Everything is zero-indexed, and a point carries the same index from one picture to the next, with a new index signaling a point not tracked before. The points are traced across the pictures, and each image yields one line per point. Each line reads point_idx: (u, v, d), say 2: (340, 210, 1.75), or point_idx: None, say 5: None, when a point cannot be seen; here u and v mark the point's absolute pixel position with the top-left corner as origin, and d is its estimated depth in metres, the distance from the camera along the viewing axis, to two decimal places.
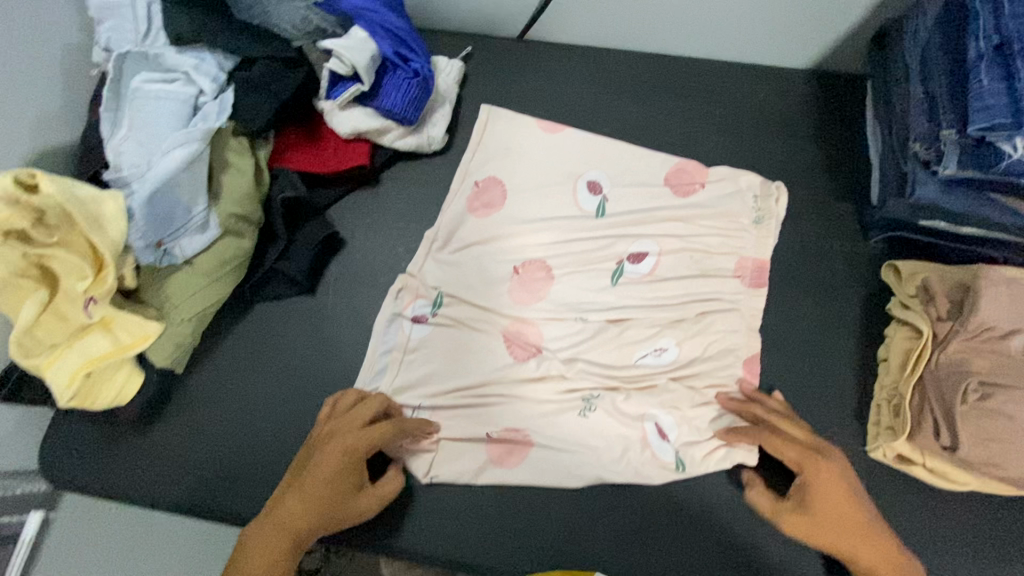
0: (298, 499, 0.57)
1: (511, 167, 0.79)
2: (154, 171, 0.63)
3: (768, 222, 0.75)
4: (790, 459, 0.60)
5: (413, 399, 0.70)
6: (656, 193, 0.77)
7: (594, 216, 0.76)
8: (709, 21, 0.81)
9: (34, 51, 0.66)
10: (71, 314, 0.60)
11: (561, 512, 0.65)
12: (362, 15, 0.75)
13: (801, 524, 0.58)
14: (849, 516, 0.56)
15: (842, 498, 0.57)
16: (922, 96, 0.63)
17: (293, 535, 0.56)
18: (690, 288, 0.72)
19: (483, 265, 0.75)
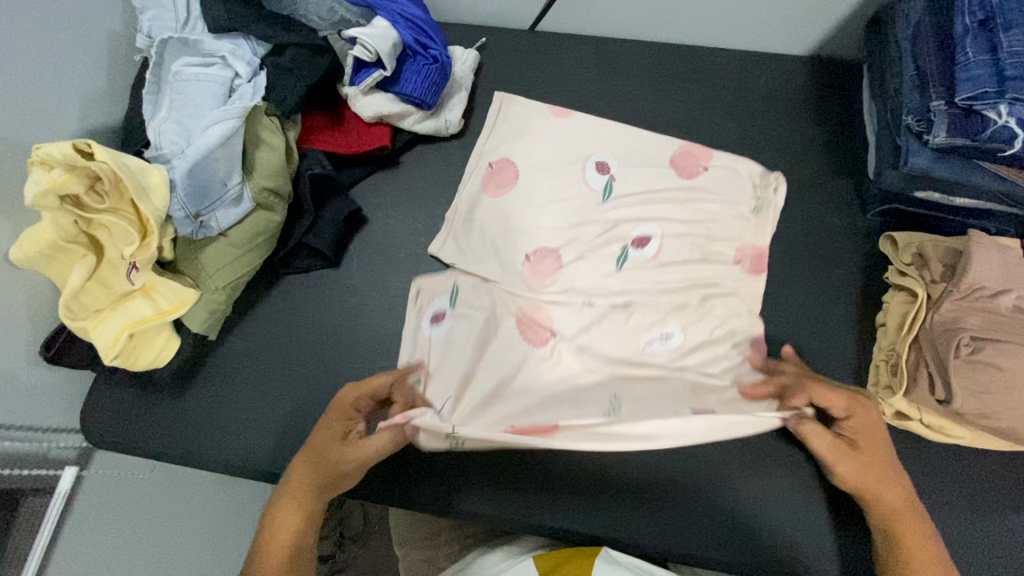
0: (309, 462, 0.59)
1: (524, 150, 0.83)
2: (194, 146, 0.68)
3: (766, 213, 0.77)
4: (837, 405, 0.61)
5: (440, 398, 0.70)
6: (662, 175, 0.80)
7: (601, 200, 0.80)
8: (711, 9, 0.86)
9: (83, 38, 0.71)
10: (115, 281, 0.66)
11: (573, 467, 0.68)
12: (384, 6, 0.81)
13: (845, 463, 0.59)
14: (872, 469, 0.59)
15: (876, 455, 0.60)
16: (914, 72, 0.67)
17: (310, 500, 0.59)
18: (690, 273, 0.76)
19: (498, 244, 0.79)
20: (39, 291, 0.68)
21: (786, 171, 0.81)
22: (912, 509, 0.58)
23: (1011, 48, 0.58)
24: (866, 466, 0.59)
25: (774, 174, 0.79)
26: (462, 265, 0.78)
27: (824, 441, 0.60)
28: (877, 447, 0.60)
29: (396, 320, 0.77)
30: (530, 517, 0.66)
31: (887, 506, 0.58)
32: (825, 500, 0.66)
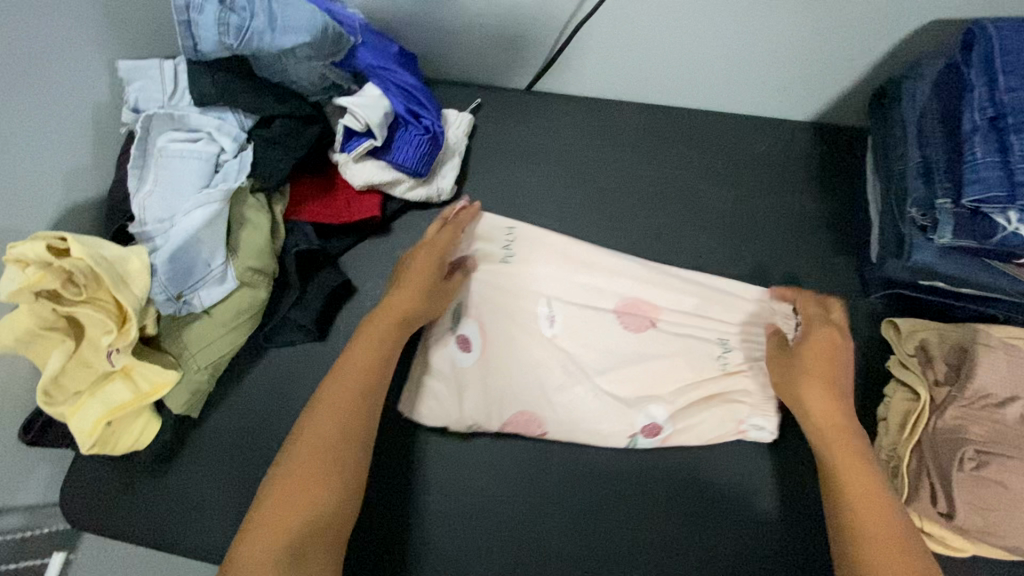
0: (371, 340, 0.63)
1: (511, 282, 0.76)
2: (177, 228, 0.67)
3: None
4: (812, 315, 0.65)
5: (484, 387, 0.72)
6: (661, 297, 0.75)
7: (592, 323, 0.74)
8: (713, 75, 0.83)
9: (68, 113, 0.70)
10: (95, 361, 0.64)
11: (564, 467, 0.70)
12: (376, 73, 0.79)
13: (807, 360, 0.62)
14: (823, 379, 0.61)
15: (829, 362, 0.61)
16: (918, 161, 0.65)
17: (359, 385, 0.60)
18: (700, 417, 0.70)
19: (486, 380, 0.72)
20: (17, 374, 0.67)
21: (787, 249, 0.79)
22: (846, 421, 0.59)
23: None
24: (824, 367, 0.61)
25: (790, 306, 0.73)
26: (455, 414, 0.71)
27: (808, 310, 0.66)
28: (836, 344, 0.62)
29: None
30: (527, 524, 0.67)
31: (830, 426, 0.59)
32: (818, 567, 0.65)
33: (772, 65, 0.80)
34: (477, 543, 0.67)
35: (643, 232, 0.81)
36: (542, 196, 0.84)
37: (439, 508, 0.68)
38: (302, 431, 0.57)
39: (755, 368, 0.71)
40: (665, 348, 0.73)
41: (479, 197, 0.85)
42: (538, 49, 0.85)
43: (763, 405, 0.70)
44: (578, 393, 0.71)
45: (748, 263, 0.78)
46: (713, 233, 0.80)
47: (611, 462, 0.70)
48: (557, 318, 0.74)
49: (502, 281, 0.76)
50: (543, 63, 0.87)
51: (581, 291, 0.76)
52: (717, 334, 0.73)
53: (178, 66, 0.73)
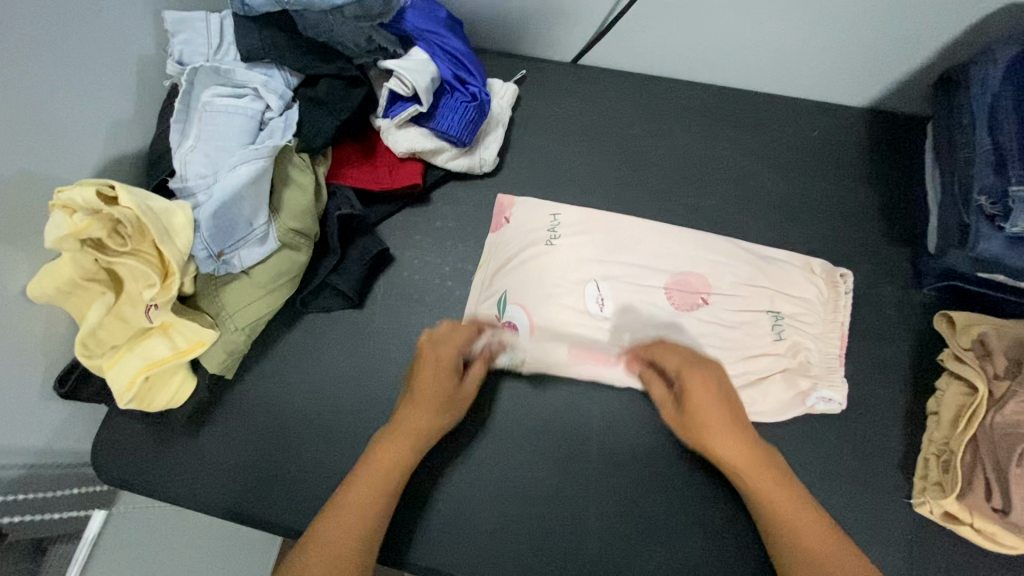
0: (418, 409, 0.62)
1: (559, 259, 0.75)
2: (221, 185, 0.65)
3: (835, 312, 0.71)
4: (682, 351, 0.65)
5: (545, 365, 0.70)
6: (714, 269, 0.73)
7: (640, 304, 0.72)
8: (771, 53, 0.80)
9: (115, 62, 0.68)
10: (132, 318, 0.63)
11: (619, 449, 0.68)
12: (423, 37, 0.77)
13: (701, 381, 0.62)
14: (725, 406, 0.60)
15: (729, 405, 0.61)
16: (989, 146, 0.63)
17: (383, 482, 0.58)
18: (761, 384, 0.68)
19: (544, 355, 0.71)
20: (56, 325, 0.66)
21: (837, 237, 0.77)
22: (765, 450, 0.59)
23: None
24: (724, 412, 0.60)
25: (840, 270, 0.73)
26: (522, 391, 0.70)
27: (678, 361, 0.64)
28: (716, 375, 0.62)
29: None
30: (570, 504, 0.66)
31: (742, 450, 0.59)
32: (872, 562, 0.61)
33: (836, 44, 0.77)
34: (520, 523, 0.65)
35: (689, 213, 0.79)
36: (586, 173, 0.82)
37: (486, 480, 0.67)
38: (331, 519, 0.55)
39: (816, 339, 0.70)
40: (714, 327, 0.71)
41: (522, 171, 0.83)
42: (589, 20, 0.82)
43: (830, 376, 0.68)
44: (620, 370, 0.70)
45: (798, 249, 0.76)
46: (762, 216, 0.78)
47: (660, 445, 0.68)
48: (607, 297, 0.73)
49: (544, 260, 0.75)
50: (593, 36, 0.84)
51: (630, 269, 0.74)
52: (777, 304, 0.71)
53: (224, 20, 0.72)
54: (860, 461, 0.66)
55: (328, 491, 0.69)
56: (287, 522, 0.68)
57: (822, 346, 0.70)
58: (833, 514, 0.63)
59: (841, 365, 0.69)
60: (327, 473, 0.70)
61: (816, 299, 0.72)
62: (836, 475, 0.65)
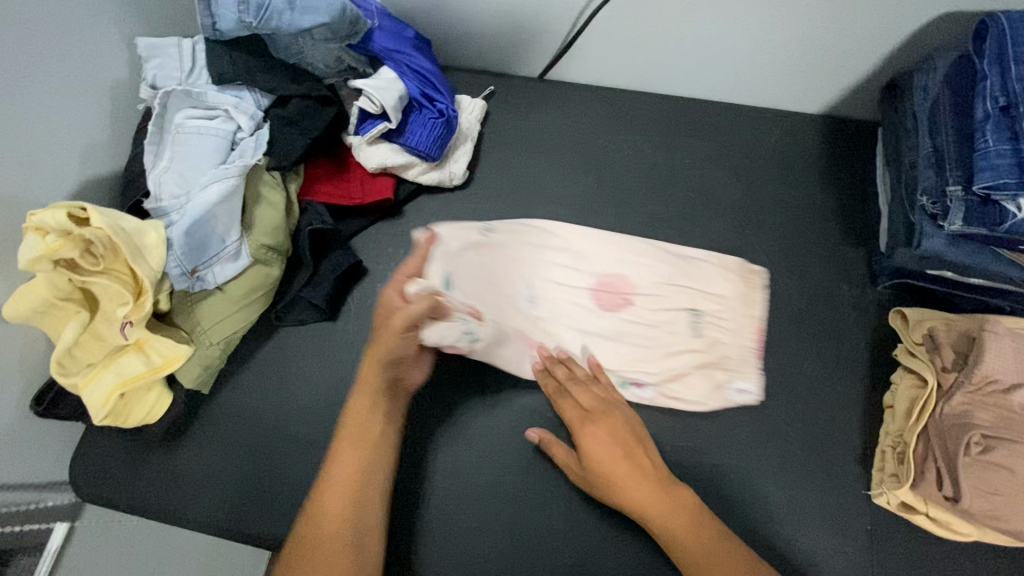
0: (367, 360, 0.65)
1: (491, 262, 0.77)
2: (194, 204, 0.67)
3: (753, 307, 0.74)
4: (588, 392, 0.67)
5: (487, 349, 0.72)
6: (642, 268, 0.77)
7: (573, 303, 0.76)
8: (726, 65, 0.84)
9: (89, 87, 0.71)
10: (108, 335, 0.65)
11: None
12: (392, 56, 0.79)
13: (597, 427, 0.64)
14: (624, 453, 0.63)
15: (626, 438, 0.64)
16: (929, 150, 0.65)
17: (358, 439, 0.62)
18: (682, 374, 0.71)
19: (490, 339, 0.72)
20: (33, 345, 0.68)
21: (795, 239, 0.79)
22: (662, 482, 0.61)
23: None
24: (620, 447, 0.63)
25: (755, 267, 0.77)
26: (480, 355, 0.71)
27: (586, 397, 0.67)
28: (618, 418, 0.65)
29: None
30: (542, 505, 0.67)
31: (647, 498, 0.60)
32: (829, 550, 0.64)
33: (786, 54, 0.80)
34: (488, 527, 0.66)
35: (653, 219, 0.82)
36: (553, 183, 0.85)
37: (460, 480, 0.68)
38: (321, 499, 0.58)
39: (732, 333, 0.73)
40: (641, 324, 0.74)
41: (492, 183, 0.85)
42: (552, 37, 0.85)
43: (744, 369, 0.71)
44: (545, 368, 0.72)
45: (757, 252, 0.79)
46: (723, 222, 0.81)
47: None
48: (539, 298, 0.76)
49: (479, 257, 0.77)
50: (556, 53, 0.87)
51: (558, 273, 0.77)
52: (695, 303, 0.75)
53: (197, 44, 0.74)
54: (820, 455, 0.68)
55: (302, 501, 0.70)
56: (264, 531, 0.69)
57: (739, 339, 0.73)
58: (795, 507, 0.65)
59: (756, 359, 0.72)
60: (305, 482, 0.71)
61: (732, 295, 0.75)
62: (796, 468, 0.67)
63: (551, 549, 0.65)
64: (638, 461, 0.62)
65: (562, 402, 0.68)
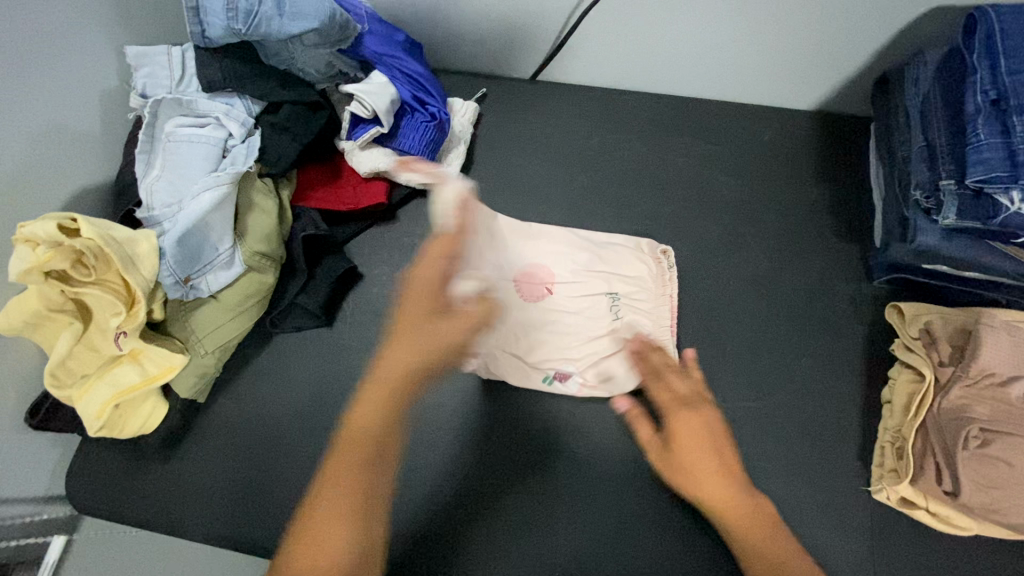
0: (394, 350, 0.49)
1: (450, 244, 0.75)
2: (185, 213, 0.67)
3: (666, 286, 0.75)
4: (683, 388, 0.64)
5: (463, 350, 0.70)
6: (564, 257, 0.77)
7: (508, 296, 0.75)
8: (719, 63, 0.83)
9: (79, 97, 0.70)
10: (101, 345, 0.64)
11: (591, 446, 0.68)
12: (382, 61, 0.79)
13: (691, 419, 0.61)
14: (711, 453, 0.60)
15: (718, 438, 0.61)
16: (922, 144, 0.65)
17: (353, 471, 0.46)
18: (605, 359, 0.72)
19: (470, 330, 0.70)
20: (26, 358, 0.67)
21: (790, 236, 0.79)
22: (742, 494, 0.58)
23: None
24: (712, 447, 0.60)
25: (663, 247, 0.78)
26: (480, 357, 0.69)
27: (683, 388, 0.64)
28: (708, 418, 0.62)
29: None
30: (545, 510, 0.65)
31: (723, 500, 0.58)
32: (832, 548, 0.63)
33: (779, 51, 0.80)
34: (489, 534, 0.64)
35: (648, 219, 0.81)
36: (547, 184, 0.85)
37: (462, 484, 0.67)
38: (315, 518, 0.45)
39: (649, 313, 0.74)
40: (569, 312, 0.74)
41: (486, 185, 0.85)
42: (543, 39, 0.85)
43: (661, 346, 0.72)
44: (484, 362, 0.71)
45: (753, 250, 0.79)
46: (718, 220, 0.81)
47: (628, 452, 0.67)
48: None
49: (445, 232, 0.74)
50: (548, 54, 0.87)
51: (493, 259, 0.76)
52: (613, 285, 0.75)
53: (186, 52, 0.74)
54: (819, 451, 0.68)
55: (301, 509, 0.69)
56: (265, 539, 0.69)
57: (655, 319, 0.74)
58: (795, 504, 0.65)
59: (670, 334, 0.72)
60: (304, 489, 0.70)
61: (648, 276, 0.76)
62: (796, 466, 0.67)
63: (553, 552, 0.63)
64: (722, 462, 0.59)
65: (654, 387, 0.65)
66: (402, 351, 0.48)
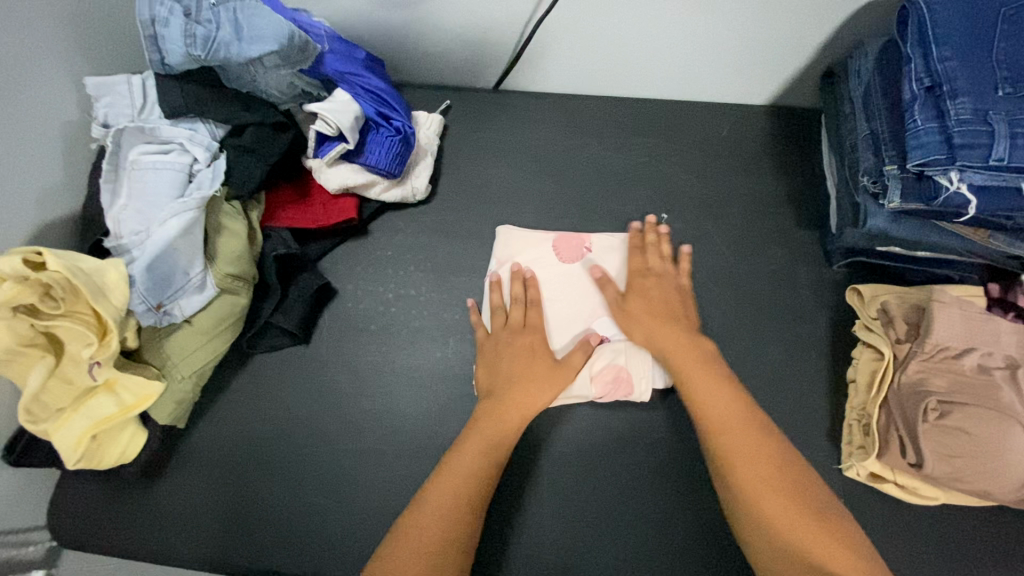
0: (511, 401, 0.67)
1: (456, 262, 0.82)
2: (153, 239, 0.67)
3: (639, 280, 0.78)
4: (642, 264, 0.77)
5: None
6: (545, 263, 0.79)
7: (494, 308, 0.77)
8: (675, 64, 0.86)
9: (40, 132, 0.70)
10: (76, 377, 0.64)
11: (582, 449, 0.72)
12: (345, 79, 0.79)
13: (648, 284, 0.75)
14: (662, 313, 0.72)
15: (671, 301, 0.73)
16: (866, 133, 0.68)
17: (479, 472, 0.61)
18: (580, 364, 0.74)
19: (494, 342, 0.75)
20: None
21: (752, 226, 0.82)
22: (702, 348, 0.68)
23: (958, 117, 0.58)
24: (661, 302, 0.73)
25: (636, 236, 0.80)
26: None
27: (651, 261, 0.77)
28: (669, 286, 0.75)
29: (367, 400, 0.75)
30: (538, 508, 0.70)
31: (676, 345, 0.68)
32: None
33: (731, 50, 0.83)
34: (486, 542, 0.68)
35: (615, 220, 0.84)
36: (516, 191, 0.86)
37: None
38: (405, 532, 0.56)
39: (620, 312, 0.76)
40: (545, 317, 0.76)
41: (455, 195, 0.87)
42: (503, 49, 0.87)
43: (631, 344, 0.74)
44: None
45: (717, 243, 0.81)
46: (682, 216, 0.83)
47: (622, 451, 0.72)
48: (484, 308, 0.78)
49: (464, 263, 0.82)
50: (508, 63, 0.89)
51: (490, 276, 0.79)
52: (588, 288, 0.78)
53: (146, 80, 0.73)
54: (792, 433, 0.70)
55: (290, 526, 0.70)
56: (256, 561, 0.69)
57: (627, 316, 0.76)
58: None
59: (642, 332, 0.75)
60: (290, 507, 0.71)
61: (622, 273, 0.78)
62: None
63: (543, 548, 0.68)
64: (679, 320, 0.71)
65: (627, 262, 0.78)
66: (542, 394, 0.68)
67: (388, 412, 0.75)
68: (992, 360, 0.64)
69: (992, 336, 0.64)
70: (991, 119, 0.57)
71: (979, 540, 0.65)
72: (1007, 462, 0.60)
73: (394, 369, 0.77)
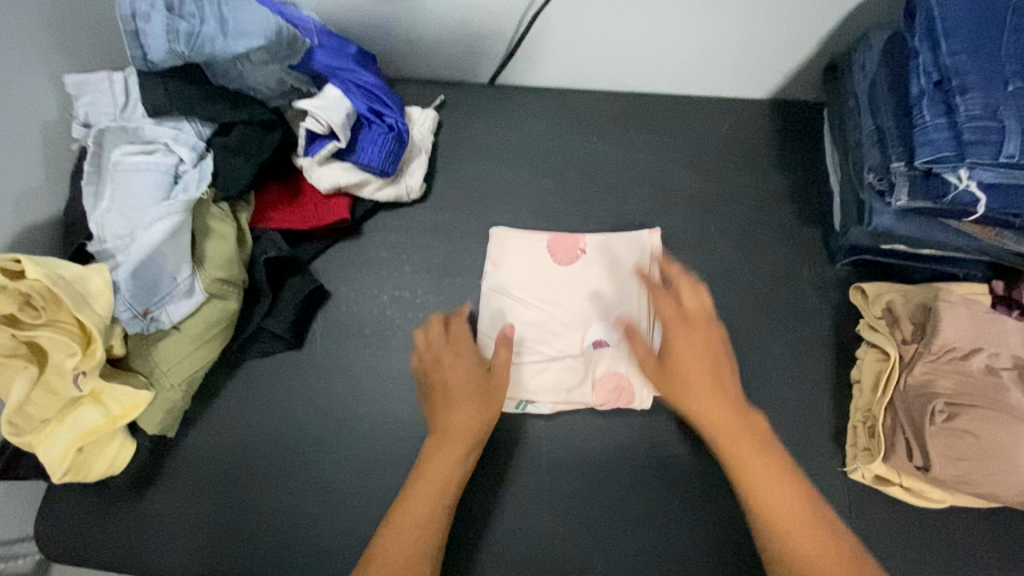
0: (451, 419, 0.62)
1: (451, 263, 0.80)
2: (138, 244, 0.65)
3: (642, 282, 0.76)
4: (680, 309, 0.61)
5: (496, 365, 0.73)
6: (544, 264, 0.77)
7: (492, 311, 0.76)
8: (674, 58, 0.84)
9: (18, 133, 0.68)
10: (61, 388, 0.62)
11: (583, 454, 0.71)
12: (336, 74, 0.76)
13: (686, 337, 0.59)
14: (706, 371, 0.58)
15: (715, 354, 0.59)
16: (872, 129, 0.67)
17: (432, 507, 0.57)
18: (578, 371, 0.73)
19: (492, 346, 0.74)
20: None
21: (754, 224, 0.80)
22: (743, 414, 0.56)
23: (968, 112, 0.56)
24: (707, 362, 0.58)
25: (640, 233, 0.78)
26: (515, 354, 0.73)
27: (690, 302, 0.61)
28: (709, 336, 0.60)
29: (363, 406, 0.73)
30: (539, 513, 0.69)
31: (718, 416, 0.56)
32: None
33: (732, 43, 0.80)
34: (486, 549, 0.68)
35: (614, 218, 0.82)
36: (512, 189, 0.84)
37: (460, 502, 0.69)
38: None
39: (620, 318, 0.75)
40: (543, 322, 0.75)
41: (450, 193, 0.84)
42: (498, 43, 0.85)
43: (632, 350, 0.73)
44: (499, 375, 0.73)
45: (719, 241, 0.79)
46: (682, 214, 0.81)
47: (624, 455, 0.71)
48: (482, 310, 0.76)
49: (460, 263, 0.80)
50: (503, 57, 0.86)
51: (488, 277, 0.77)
52: (589, 290, 0.76)
53: (128, 77, 0.70)
54: (796, 436, 0.69)
55: (285, 536, 0.69)
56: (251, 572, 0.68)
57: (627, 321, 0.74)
58: None
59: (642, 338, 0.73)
60: (285, 517, 0.69)
61: (624, 275, 0.76)
62: None
63: (544, 555, 0.67)
64: (722, 381, 0.58)
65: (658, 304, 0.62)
66: (475, 407, 0.63)
67: (384, 418, 0.73)
68: (1000, 361, 0.63)
69: (999, 336, 0.63)
70: (1002, 114, 0.56)
71: (984, 541, 0.64)
72: (1014, 464, 0.59)
73: (390, 374, 0.75)
